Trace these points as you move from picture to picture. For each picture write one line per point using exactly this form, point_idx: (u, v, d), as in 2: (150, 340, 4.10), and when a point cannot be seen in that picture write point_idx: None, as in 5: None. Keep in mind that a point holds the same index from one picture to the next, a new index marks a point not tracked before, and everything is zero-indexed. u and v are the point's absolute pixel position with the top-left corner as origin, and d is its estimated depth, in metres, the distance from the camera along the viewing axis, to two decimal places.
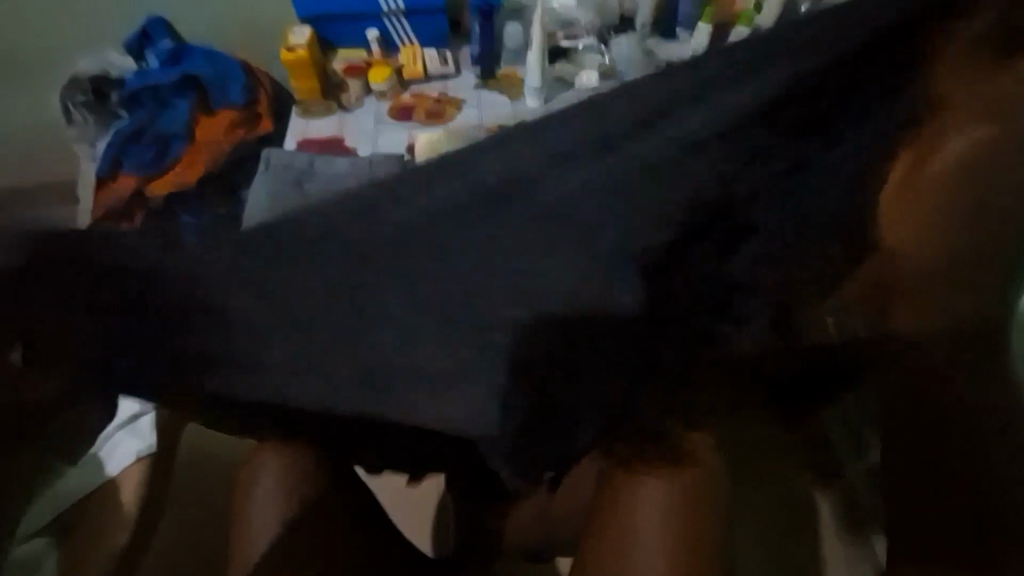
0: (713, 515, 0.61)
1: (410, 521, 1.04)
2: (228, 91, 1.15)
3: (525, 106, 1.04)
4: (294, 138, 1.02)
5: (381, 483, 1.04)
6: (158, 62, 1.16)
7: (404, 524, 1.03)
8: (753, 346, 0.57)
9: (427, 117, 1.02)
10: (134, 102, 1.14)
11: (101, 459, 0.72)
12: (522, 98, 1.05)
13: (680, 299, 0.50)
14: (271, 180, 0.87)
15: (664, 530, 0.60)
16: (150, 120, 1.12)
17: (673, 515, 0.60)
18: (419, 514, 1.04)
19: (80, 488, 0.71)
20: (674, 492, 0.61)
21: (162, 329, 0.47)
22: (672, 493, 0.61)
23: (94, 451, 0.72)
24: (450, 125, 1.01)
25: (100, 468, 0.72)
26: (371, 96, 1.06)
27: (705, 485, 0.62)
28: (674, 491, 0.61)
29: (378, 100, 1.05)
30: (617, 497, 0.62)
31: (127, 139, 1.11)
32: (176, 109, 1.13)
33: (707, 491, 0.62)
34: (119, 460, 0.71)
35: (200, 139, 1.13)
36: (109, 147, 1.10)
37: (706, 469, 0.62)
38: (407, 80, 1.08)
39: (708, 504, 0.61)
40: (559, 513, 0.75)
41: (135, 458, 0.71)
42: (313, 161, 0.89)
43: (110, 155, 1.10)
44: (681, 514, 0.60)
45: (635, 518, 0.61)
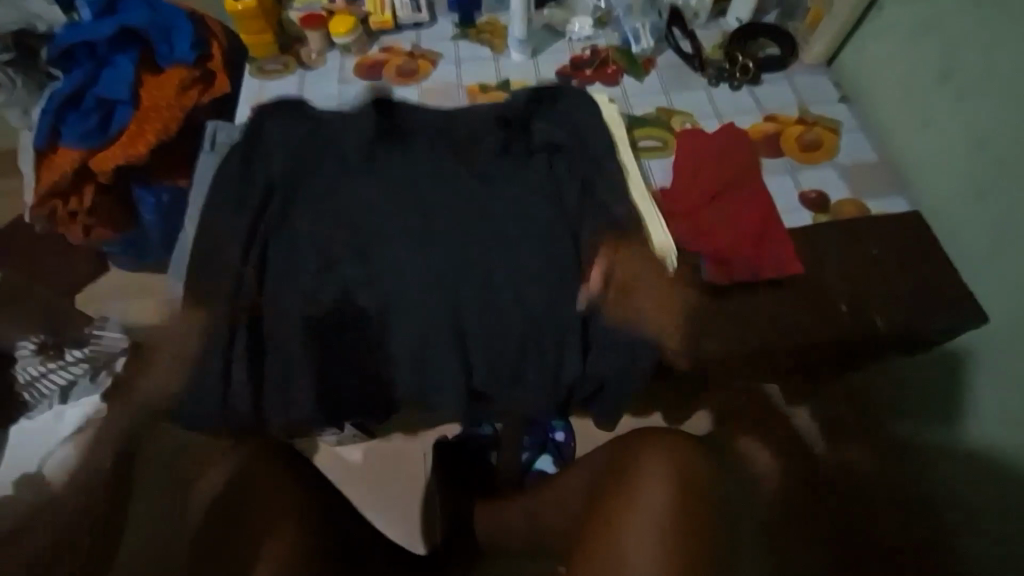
0: (707, 507, 0.66)
1: (393, 526, 1.01)
2: (175, 47, 1.00)
3: (509, 60, 0.92)
4: (248, 107, 0.87)
5: (348, 469, 1.03)
6: (89, 10, 0.99)
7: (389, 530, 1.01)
8: (710, 302, 0.70)
9: (400, 76, 0.90)
10: (67, 60, 0.99)
11: (48, 468, 0.72)
12: (505, 51, 0.93)
13: (635, 262, 0.70)
14: (218, 159, 0.76)
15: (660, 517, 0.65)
16: (87, 83, 0.98)
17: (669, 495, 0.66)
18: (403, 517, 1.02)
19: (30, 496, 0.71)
20: (674, 485, 0.67)
21: (305, 244, 0.71)
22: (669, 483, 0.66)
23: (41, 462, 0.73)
24: (425, 83, 0.89)
25: (47, 478, 0.72)
26: (334, 51, 0.93)
27: (703, 483, 0.68)
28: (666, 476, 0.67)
29: (342, 55, 0.93)
30: (610, 491, 0.69)
31: (64, 105, 0.98)
32: (120, 73, 0.98)
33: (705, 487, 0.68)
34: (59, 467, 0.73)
35: (145, 105, 1.00)
36: (42, 115, 0.97)
37: (691, 454, 0.69)
38: (375, 31, 0.95)
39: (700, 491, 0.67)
40: (548, 505, 0.79)
41: (87, 464, 0.73)
42: (259, 124, 0.76)
43: (46, 124, 0.97)
44: (676, 509, 0.65)
45: (634, 511, 0.66)
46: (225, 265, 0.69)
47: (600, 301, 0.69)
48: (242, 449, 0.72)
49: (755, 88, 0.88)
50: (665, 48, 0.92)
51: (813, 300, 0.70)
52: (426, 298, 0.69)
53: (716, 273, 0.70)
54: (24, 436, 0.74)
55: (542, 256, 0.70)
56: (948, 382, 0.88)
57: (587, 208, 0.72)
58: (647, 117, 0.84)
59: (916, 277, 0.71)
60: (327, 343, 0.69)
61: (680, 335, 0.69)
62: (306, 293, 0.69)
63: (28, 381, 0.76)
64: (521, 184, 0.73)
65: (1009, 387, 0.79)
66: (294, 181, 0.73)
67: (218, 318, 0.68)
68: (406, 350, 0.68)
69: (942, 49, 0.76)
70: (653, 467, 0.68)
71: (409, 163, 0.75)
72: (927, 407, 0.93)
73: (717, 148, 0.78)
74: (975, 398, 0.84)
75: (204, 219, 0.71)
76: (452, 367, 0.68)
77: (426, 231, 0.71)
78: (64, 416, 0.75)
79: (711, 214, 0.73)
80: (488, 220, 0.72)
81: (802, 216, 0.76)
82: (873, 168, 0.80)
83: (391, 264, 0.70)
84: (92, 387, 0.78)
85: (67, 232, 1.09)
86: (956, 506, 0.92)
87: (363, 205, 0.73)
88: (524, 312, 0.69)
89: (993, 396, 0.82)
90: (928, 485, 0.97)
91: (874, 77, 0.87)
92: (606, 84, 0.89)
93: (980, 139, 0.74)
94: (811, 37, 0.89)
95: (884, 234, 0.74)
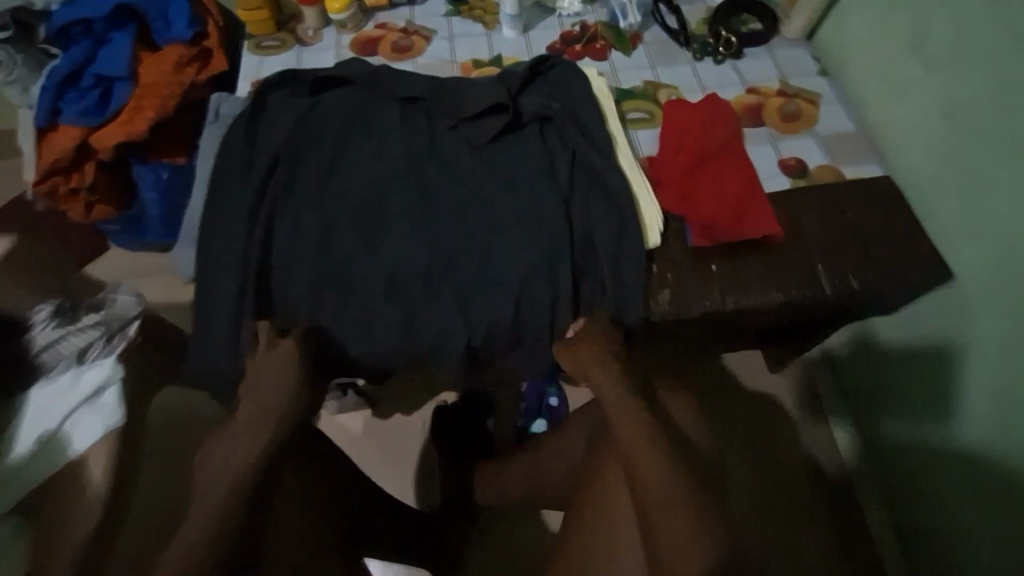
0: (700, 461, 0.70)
1: (391, 482, 1.04)
2: (170, 22, 1.01)
3: (501, 36, 0.95)
4: (246, 81, 0.89)
5: (349, 433, 1.07)
6: None
7: (386, 486, 1.04)
8: (695, 262, 0.74)
9: (395, 51, 0.92)
10: (66, 37, 1.00)
11: (67, 435, 0.65)
12: (497, 27, 0.95)
13: (627, 225, 0.73)
14: (222, 129, 0.79)
15: (647, 521, 0.60)
16: (85, 59, 1.00)
17: (664, 501, 0.60)
18: (399, 474, 1.05)
19: (46, 466, 0.64)
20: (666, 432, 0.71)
21: (306, 213, 0.73)
22: (673, 489, 0.61)
23: (58, 429, 0.65)
24: (420, 59, 0.92)
25: (66, 445, 0.65)
26: (330, 28, 0.96)
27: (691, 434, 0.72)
28: (662, 480, 0.61)
29: (338, 31, 0.95)
30: (603, 471, 0.70)
31: (64, 82, 0.99)
32: (116, 48, 0.99)
33: (694, 439, 0.72)
34: (86, 435, 0.66)
35: (144, 82, 1.01)
36: (41, 92, 0.99)
37: (675, 399, 0.75)
38: (369, 8, 0.97)
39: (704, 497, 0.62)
40: (546, 468, 0.82)
41: (104, 433, 0.66)
42: (259, 97, 0.78)
43: (46, 102, 0.99)
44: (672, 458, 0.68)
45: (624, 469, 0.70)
46: (233, 233, 0.72)
47: (591, 265, 0.73)
48: (251, 442, 0.64)
49: (738, 62, 0.91)
50: (651, 23, 0.95)
51: (795, 265, 0.74)
52: (427, 263, 0.72)
53: (700, 237, 0.74)
54: (41, 399, 0.66)
55: (536, 222, 0.73)
56: (937, 378, 0.87)
57: (579, 177, 0.75)
58: (634, 91, 0.87)
59: (888, 239, 0.76)
60: (332, 308, 0.72)
61: (667, 296, 0.73)
62: (311, 259, 0.72)
63: (45, 343, 0.69)
64: (515, 155, 0.76)
65: (994, 386, 0.78)
66: (296, 153, 0.75)
67: (230, 282, 0.71)
68: (408, 313, 0.72)
69: (916, 21, 0.79)
70: (646, 467, 0.62)
71: (407, 133, 0.77)
72: (904, 393, 0.95)
73: (704, 116, 0.81)
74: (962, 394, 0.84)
75: (212, 190, 0.74)
76: (452, 329, 0.72)
77: (424, 199, 0.74)
78: (82, 380, 0.67)
79: (696, 180, 0.76)
80: (482, 191, 0.75)
81: (781, 183, 0.80)
82: (849, 137, 0.84)
83: (391, 231, 0.73)
84: (108, 351, 0.69)
85: (69, 210, 1.11)
86: (944, 506, 0.92)
87: (363, 174, 0.75)
88: (520, 277, 0.71)
89: (980, 395, 0.81)
90: (920, 485, 0.97)
91: (852, 50, 0.91)
92: (596, 59, 0.91)
93: (950, 108, 0.77)
94: (791, 10, 0.92)
95: (860, 200, 0.78)
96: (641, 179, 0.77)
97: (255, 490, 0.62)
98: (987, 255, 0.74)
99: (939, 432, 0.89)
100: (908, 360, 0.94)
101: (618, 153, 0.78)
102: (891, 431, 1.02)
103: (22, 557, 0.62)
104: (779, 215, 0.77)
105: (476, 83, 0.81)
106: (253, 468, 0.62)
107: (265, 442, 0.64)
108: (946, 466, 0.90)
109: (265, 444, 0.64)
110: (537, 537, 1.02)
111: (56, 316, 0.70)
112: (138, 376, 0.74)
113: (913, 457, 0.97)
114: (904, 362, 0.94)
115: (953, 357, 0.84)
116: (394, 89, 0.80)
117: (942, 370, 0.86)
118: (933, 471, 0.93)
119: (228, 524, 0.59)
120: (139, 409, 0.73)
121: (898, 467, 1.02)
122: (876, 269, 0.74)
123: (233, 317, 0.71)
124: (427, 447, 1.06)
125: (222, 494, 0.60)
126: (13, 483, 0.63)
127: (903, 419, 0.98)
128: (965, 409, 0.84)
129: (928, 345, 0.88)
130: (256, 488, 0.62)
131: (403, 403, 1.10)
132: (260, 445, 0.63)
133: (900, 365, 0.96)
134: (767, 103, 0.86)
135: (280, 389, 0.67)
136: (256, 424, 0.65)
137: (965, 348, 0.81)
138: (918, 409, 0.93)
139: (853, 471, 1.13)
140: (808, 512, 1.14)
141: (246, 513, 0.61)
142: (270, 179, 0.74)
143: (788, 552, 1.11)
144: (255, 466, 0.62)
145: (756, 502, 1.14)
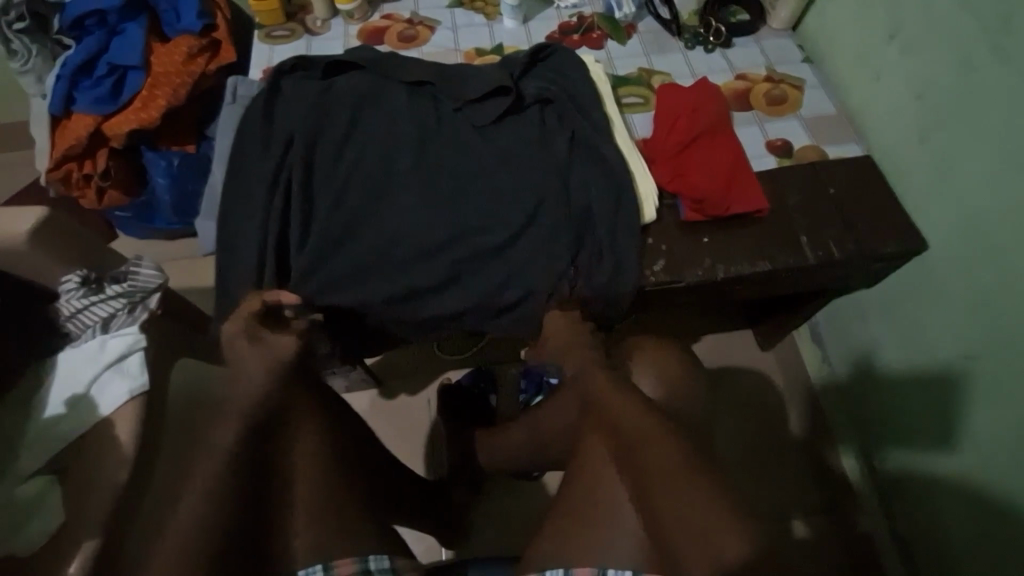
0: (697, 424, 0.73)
1: (398, 448, 1.09)
2: (181, 14, 1.05)
3: (502, 26, 0.99)
4: (259, 69, 0.93)
5: (359, 403, 1.12)
6: None
7: (394, 451, 1.08)
8: (686, 235, 0.79)
9: (401, 41, 0.97)
10: (80, 28, 1.03)
11: (93, 399, 0.69)
12: (498, 18, 1.00)
13: (622, 201, 0.77)
14: (240, 111, 0.84)
15: (656, 511, 0.61)
16: (99, 49, 1.03)
17: (673, 498, 0.61)
18: (406, 441, 1.09)
19: (73, 427, 0.69)
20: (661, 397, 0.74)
21: (320, 190, 0.78)
22: (686, 490, 0.61)
23: (85, 392, 0.69)
24: (425, 48, 0.96)
25: (92, 408, 0.69)
26: (337, 18, 1.00)
27: (686, 397, 0.75)
28: (674, 478, 0.62)
29: (345, 21, 0.99)
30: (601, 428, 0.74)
31: (78, 71, 1.03)
32: (129, 38, 1.03)
33: (691, 404, 0.75)
34: (110, 399, 0.70)
35: (156, 71, 1.04)
36: (57, 81, 1.02)
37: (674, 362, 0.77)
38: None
39: (721, 491, 0.62)
40: (547, 438, 0.85)
41: (127, 398, 0.70)
42: (273, 83, 0.82)
43: (61, 90, 1.02)
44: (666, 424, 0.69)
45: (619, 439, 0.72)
46: (253, 209, 0.76)
47: (591, 237, 0.77)
48: (224, 427, 0.61)
49: (727, 51, 0.97)
50: (645, 14, 1.00)
51: (781, 237, 0.79)
52: (435, 238, 0.76)
53: (692, 211, 0.79)
54: (69, 364, 0.71)
55: (538, 199, 0.77)
56: (938, 395, 0.89)
57: (579, 156, 0.80)
58: (629, 77, 0.92)
59: (868, 212, 0.81)
60: (345, 281, 0.76)
61: (662, 266, 0.78)
62: (323, 234, 0.76)
63: (71, 313, 0.72)
64: (516, 136, 0.81)
65: (1000, 389, 0.79)
66: (311, 134, 0.79)
67: (248, 255, 0.75)
68: (416, 284, 0.76)
69: (890, 9, 0.84)
70: (651, 463, 0.63)
71: (416, 116, 0.81)
72: (907, 394, 0.96)
73: (696, 98, 0.86)
74: (972, 407, 0.84)
75: (232, 170, 0.78)
76: (458, 299, 0.76)
77: (432, 177, 0.79)
78: (106, 347, 0.71)
79: (687, 158, 0.81)
80: (485, 171, 0.79)
81: (767, 161, 0.85)
82: (831, 119, 0.90)
83: (400, 207, 0.77)
84: (132, 320, 0.73)
85: (81, 196, 1.14)
86: (952, 517, 0.91)
87: (374, 154, 0.79)
88: (524, 249, 0.76)
89: (989, 401, 0.81)
90: (930, 506, 0.96)
91: (834, 40, 0.96)
92: (592, 48, 0.96)
93: (921, 90, 0.81)
94: (777, 3, 0.98)
95: (841, 176, 0.84)
96: (636, 158, 0.81)
97: (247, 471, 0.61)
98: (956, 229, 0.79)
99: (950, 437, 0.89)
100: (914, 372, 0.93)
101: (615, 133, 0.83)
102: (898, 442, 1.02)
103: (56, 511, 0.65)
104: (765, 191, 0.82)
105: (480, 69, 0.85)
106: (223, 456, 0.60)
107: (235, 429, 0.61)
108: (955, 473, 0.90)
109: (240, 426, 0.61)
110: (541, 502, 1.06)
111: (84, 283, 0.73)
112: (161, 343, 0.78)
113: (920, 464, 0.97)
114: (906, 366, 0.95)
115: (965, 368, 0.83)
116: (402, 74, 0.84)
117: (952, 383, 0.86)
118: (942, 491, 0.93)
119: (229, 508, 0.59)
120: (159, 376, 0.76)
121: (905, 489, 1.02)
122: (859, 242, 0.79)
123: (250, 288, 0.75)
124: (433, 420, 1.10)
125: (201, 483, 0.58)
126: (45, 442, 0.68)
127: (909, 425, 0.98)
128: (974, 419, 0.84)
129: (924, 362, 0.90)
130: (238, 474, 0.60)
131: (410, 383, 1.14)
132: (231, 432, 0.61)
133: (905, 377, 0.96)
134: (753, 89, 0.92)
135: (252, 368, 0.65)
136: (230, 406, 0.62)
137: (971, 352, 0.82)
138: (924, 410, 0.93)
139: (861, 496, 1.11)
140: (807, 500, 1.16)
141: (233, 498, 0.59)
142: (285, 160, 0.77)
143: (786, 541, 1.12)
144: (240, 445, 0.61)
145: (751, 490, 1.16)
